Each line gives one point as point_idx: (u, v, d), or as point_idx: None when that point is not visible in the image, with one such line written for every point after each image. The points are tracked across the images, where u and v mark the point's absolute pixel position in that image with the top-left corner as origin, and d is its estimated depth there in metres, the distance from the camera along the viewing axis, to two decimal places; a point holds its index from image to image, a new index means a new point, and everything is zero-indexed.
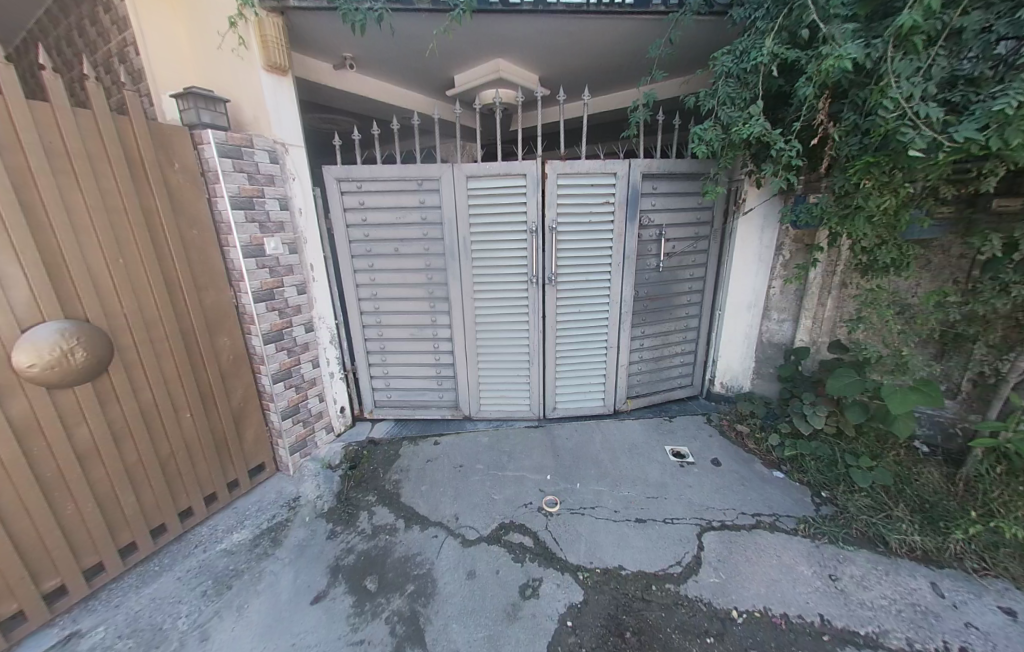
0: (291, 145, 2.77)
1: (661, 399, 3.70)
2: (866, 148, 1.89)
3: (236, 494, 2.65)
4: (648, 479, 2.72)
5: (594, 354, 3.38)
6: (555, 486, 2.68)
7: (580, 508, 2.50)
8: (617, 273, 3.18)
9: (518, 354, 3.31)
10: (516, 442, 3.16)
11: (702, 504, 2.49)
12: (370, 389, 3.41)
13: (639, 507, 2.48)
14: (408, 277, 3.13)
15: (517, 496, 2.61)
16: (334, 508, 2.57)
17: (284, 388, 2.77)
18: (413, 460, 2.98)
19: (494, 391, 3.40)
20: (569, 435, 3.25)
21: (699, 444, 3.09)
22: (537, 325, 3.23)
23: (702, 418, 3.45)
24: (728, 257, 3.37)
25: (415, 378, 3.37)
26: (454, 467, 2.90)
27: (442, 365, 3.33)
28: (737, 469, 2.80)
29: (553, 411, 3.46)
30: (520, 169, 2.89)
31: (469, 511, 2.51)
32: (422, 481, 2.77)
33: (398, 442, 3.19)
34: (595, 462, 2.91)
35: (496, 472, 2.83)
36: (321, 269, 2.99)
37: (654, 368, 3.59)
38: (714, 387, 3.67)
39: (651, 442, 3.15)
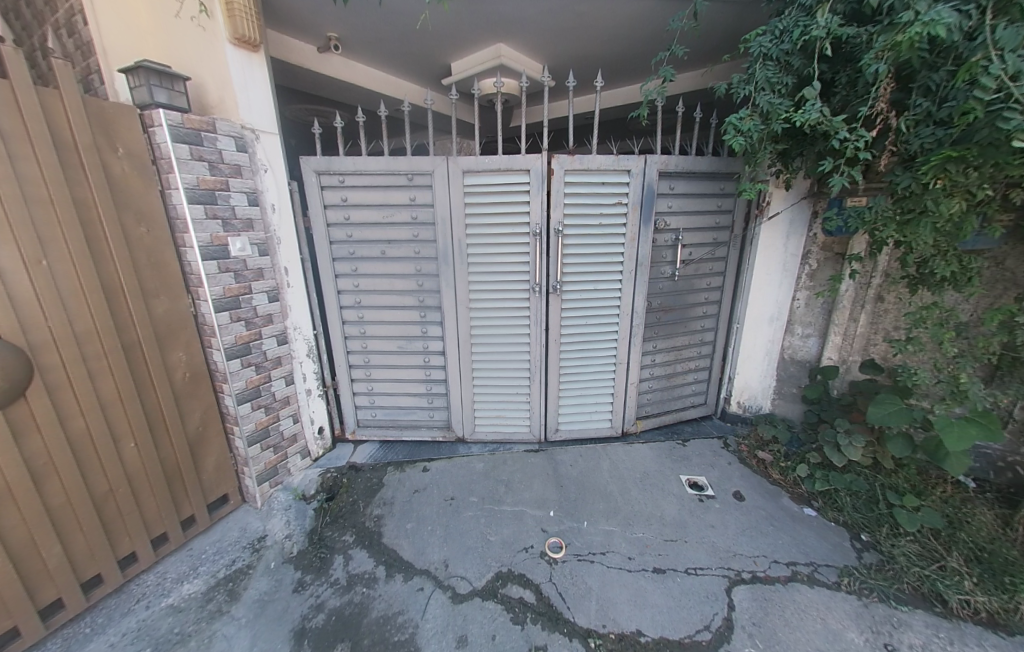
0: (262, 131, 2.43)
1: (673, 419, 3.38)
2: (943, 142, 1.61)
3: (193, 534, 2.29)
4: (664, 517, 2.40)
5: (602, 370, 3.06)
6: (559, 525, 2.36)
7: (589, 554, 2.17)
8: (627, 282, 2.87)
9: (517, 370, 2.99)
10: (515, 470, 2.83)
11: (728, 549, 2.18)
12: (353, 407, 3.06)
13: (657, 553, 2.16)
14: (395, 283, 2.79)
15: (517, 539, 2.28)
16: (305, 552, 2.22)
17: (252, 409, 2.43)
18: (399, 490, 2.64)
19: (490, 410, 3.07)
20: (574, 462, 2.92)
21: (718, 475, 2.78)
22: (540, 338, 2.90)
23: (718, 443, 3.14)
24: (749, 266, 3.07)
25: (403, 395, 3.04)
26: (445, 499, 2.57)
27: (433, 382, 3.00)
28: (763, 506, 2.49)
29: (556, 433, 3.14)
30: (524, 164, 2.57)
31: (461, 557, 2.17)
32: (407, 517, 2.43)
33: (382, 468, 2.85)
34: (603, 495, 2.59)
35: (493, 507, 2.50)
36: (298, 274, 2.65)
37: (666, 386, 3.28)
38: (731, 407, 3.37)
39: (665, 470, 2.84)
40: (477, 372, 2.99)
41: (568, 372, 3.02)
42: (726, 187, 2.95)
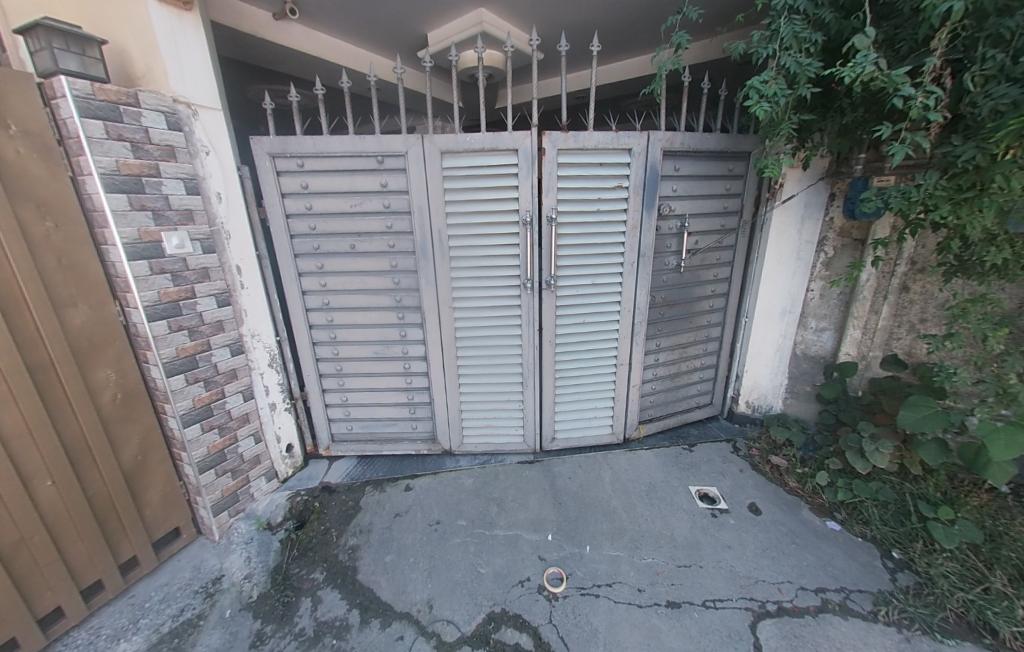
0: (200, 106, 2.05)
1: (678, 422, 3.13)
2: (1021, 103, 1.39)
3: (134, 578, 1.97)
4: (676, 538, 2.15)
5: (601, 373, 2.79)
6: (559, 552, 2.10)
7: (594, 588, 1.91)
8: (629, 275, 2.58)
9: (508, 376, 2.70)
10: (508, 486, 2.56)
11: (749, 575, 1.94)
12: (326, 420, 2.74)
13: (670, 583, 1.91)
14: (368, 281, 2.46)
15: (511, 571, 2.01)
16: (267, 596, 1.92)
17: (203, 432, 2.09)
18: (378, 515, 2.34)
19: (480, 420, 2.78)
20: (573, 475, 2.66)
21: (730, 485, 2.54)
22: (532, 339, 2.61)
23: (728, 448, 2.90)
24: (759, 255, 2.81)
25: (382, 406, 2.73)
26: (430, 525, 2.28)
27: (415, 391, 2.70)
28: (783, 521, 2.25)
29: (552, 442, 2.87)
30: (511, 143, 2.24)
31: (447, 596, 1.90)
32: (386, 548, 2.14)
33: (360, 488, 2.55)
34: (606, 513, 2.33)
35: (484, 533, 2.23)
36: (254, 273, 2.30)
37: (670, 388, 3.02)
38: (740, 408, 3.13)
39: (672, 481, 2.59)
40: (463, 378, 2.69)
41: (563, 375, 2.74)
42: (735, 168, 2.67)
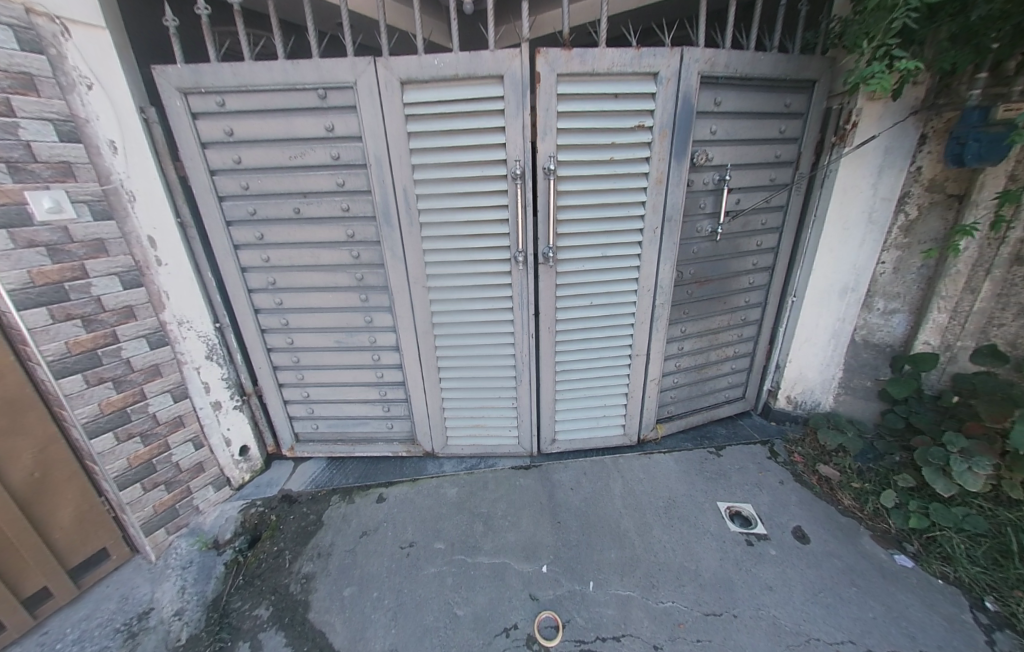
0: (68, 20, 1.46)
1: (703, 419, 2.65)
2: None
3: (46, 613, 1.64)
4: (701, 576, 1.73)
5: (611, 365, 2.30)
6: (555, 590, 1.70)
7: (598, 642, 1.51)
8: (650, 244, 2.03)
9: (498, 369, 2.24)
10: (498, 499, 2.16)
11: (798, 631, 1.51)
12: (287, 419, 2.34)
13: (695, 640, 1.50)
14: (321, 255, 1.98)
15: (495, 615, 1.62)
16: (197, 640, 1.57)
17: (120, 443, 1.71)
18: (341, 534, 1.97)
19: (467, 420, 2.36)
20: (576, 486, 2.24)
21: (769, 502, 2.09)
22: (525, 325, 2.12)
23: (763, 453, 2.43)
24: (816, 218, 2.22)
25: (351, 404, 2.32)
26: (401, 549, 1.90)
27: (387, 386, 2.27)
28: (838, 554, 1.80)
29: (552, 444, 2.44)
30: (493, 67, 1.67)
31: (414, 647, 1.53)
32: (347, 578, 1.77)
33: (326, 496, 2.18)
34: (616, 538, 1.92)
35: (465, 560, 1.84)
36: (175, 244, 1.84)
37: (695, 381, 2.53)
38: (778, 404, 2.62)
39: (696, 496, 2.15)
40: (444, 371, 2.25)
41: (565, 368, 2.27)
42: (793, 103, 2.04)
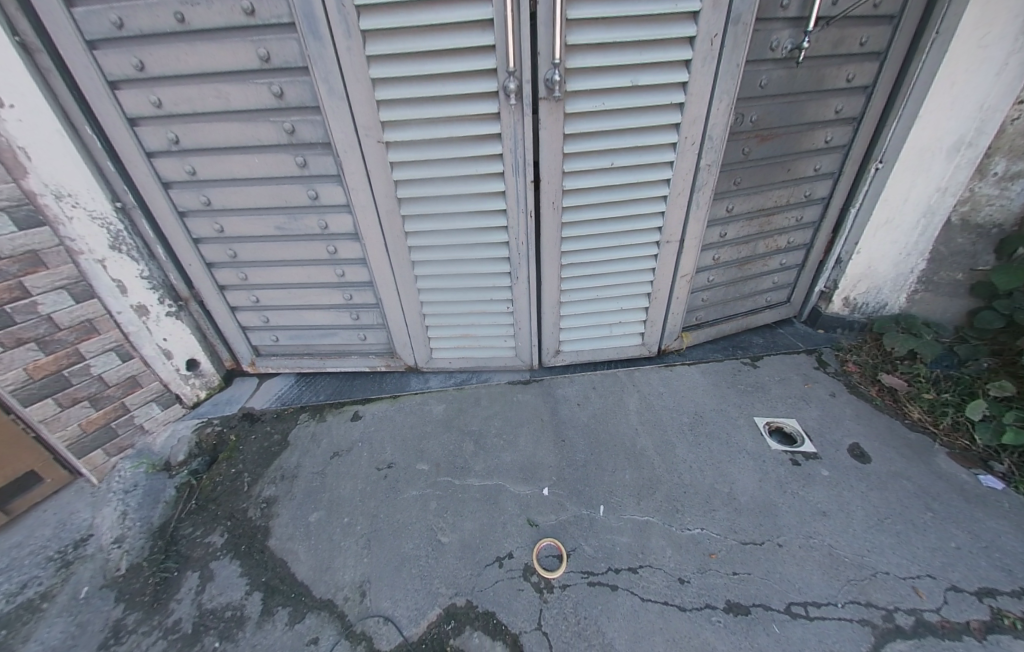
0: None
1: (737, 327, 2.22)
2: None
3: None
4: (737, 499, 1.43)
5: (634, 257, 1.78)
6: (558, 516, 1.42)
7: (610, 575, 1.24)
8: (699, 65, 1.33)
9: (489, 263, 1.74)
10: (492, 415, 1.85)
11: (861, 563, 1.22)
12: (240, 329, 1.94)
13: (730, 573, 1.22)
14: (229, 93, 1.36)
15: (486, 542, 1.36)
16: (139, 569, 1.35)
17: (7, 349, 1.33)
18: (308, 455, 1.67)
19: (454, 329, 1.96)
20: (584, 401, 1.90)
21: (818, 417, 1.73)
22: (522, 200, 1.55)
23: (809, 363, 2.03)
24: (940, 35, 1.49)
25: (311, 311, 1.88)
26: (377, 470, 1.61)
27: (353, 290, 1.80)
28: (906, 475, 1.47)
29: (556, 357, 2.06)
30: None
31: (389, 578, 1.28)
32: (313, 502, 1.50)
33: (294, 414, 1.87)
34: (632, 458, 1.61)
35: (452, 483, 1.55)
36: (16, 69, 1.24)
37: (736, 280, 2.03)
38: (830, 309, 2.17)
39: (728, 410, 1.80)
40: (420, 266, 1.74)
41: (576, 261, 1.75)
42: None
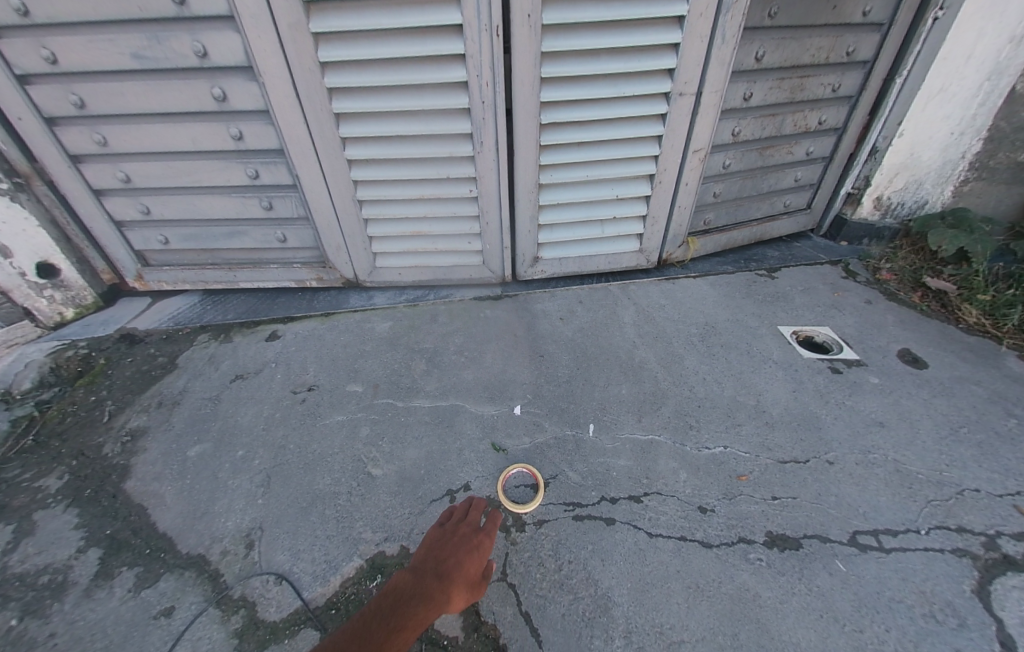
0: None
1: (750, 236, 1.86)
2: None
3: None
4: (768, 413, 1.09)
5: (639, 120, 1.33)
6: (533, 439, 1.05)
7: (603, 506, 0.89)
8: None
9: (444, 118, 1.23)
10: (452, 331, 1.45)
11: (940, 479, 0.90)
12: (115, 225, 1.44)
13: (768, 498, 0.88)
14: None
15: (434, 473, 0.98)
16: None
17: None
18: (202, 378, 1.25)
19: (401, 226, 1.46)
20: (568, 315, 1.51)
21: (855, 323, 1.40)
22: (484, 8, 1.05)
23: (835, 273, 1.70)
24: None
25: (203, 196, 1.38)
26: (294, 393, 1.20)
27: (259, 163, 1.31)
28: (974, 379, 1.16)
29: (535, 267, 1.61)
30: None
31: (291, 523, 0.90)
32: (199, 432, 1.09)
33: (192, 333, 1.43)
34: (630, 373, 1.24)
35: (393, 405, 1.16)
36: None
37: (754, 171, 1.66)
38: (858, 215, 1.85)
39: (746, 320, 1.45)
40: (348, 125, 1.24)
41: (563, 120, 1.27)
42: None
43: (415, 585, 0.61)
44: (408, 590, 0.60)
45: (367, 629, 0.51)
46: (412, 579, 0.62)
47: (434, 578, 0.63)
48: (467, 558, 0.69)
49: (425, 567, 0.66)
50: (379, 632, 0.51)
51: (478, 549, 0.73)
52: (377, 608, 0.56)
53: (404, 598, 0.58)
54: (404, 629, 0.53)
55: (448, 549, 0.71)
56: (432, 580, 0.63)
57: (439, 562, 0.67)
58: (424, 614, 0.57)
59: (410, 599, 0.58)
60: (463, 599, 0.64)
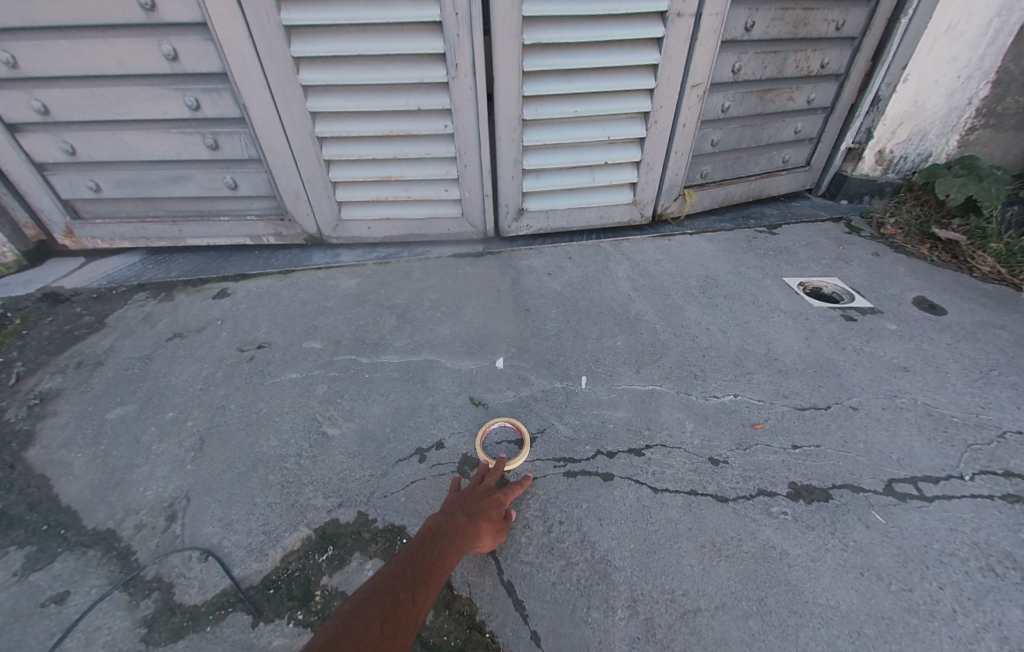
0: None
1: (748, 194, 1.75)
2: None
3: None
4: (780, 360, 0.97)
5: (631, 46, 1.19)
6: (517, 393, 0.92)
7: (599, 461, 0.76)
8: None
9: (414, 35, 1.08)
10: (428, 287, 1.30)
11: (978, 422, 0.79)
12: (36, 170, 1.25)
13: (787, 447, 0.76)
14: None
15: (400, 431, 0.84)
16: None
17: None
18: (133, 338, 1.08)
19: (371, 170, 1.30)
20: (556, 270, 1.38)
21: (864, 274, 1.30)
22: None
23: (838, 228, 1.60)
24: None
25: (138, 132, 1.20)
26: (241, 351, 1.04)
27: (201, 91, 1.14)
28: (997, 324, 1.06)
29: (519, 222, 1.47)
30: None
31: (226, 492, 0.74)
32: (123, 394, 0.92)
33: (128, 292, 1.25)
34: (626, 325, 1.11)
35: (356, 362, 1.01)
36: None
37: (753, 118, 1.54)
38: (859, 171, 1.75)
39: (748, 272, 1.33)
40: (301, 43, 1.06)
41: (551, 41, 1.13)
42: None
43: (452, 520, 0.54)
44: (446, 521, 0.54)
45: (414, 557, 0.46)
46: (447, 512, 0.56)
47: (469, 512, 0.57)
48: (500, 497, 0.61)
49: (458, 501, 0.59)
50: (427, 564, 0.45)
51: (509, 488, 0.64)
52: (418, 539, 0.50)
53: (438, 539, 0.50)
54: (446, 558, 0.48)
55: (480, 488, 0.63)
56: (465, 514, 0.56)
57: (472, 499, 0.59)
58: (462, 548, 0.52)
59: (450, 531, 0.52)
60: (492, 539, 0.57)
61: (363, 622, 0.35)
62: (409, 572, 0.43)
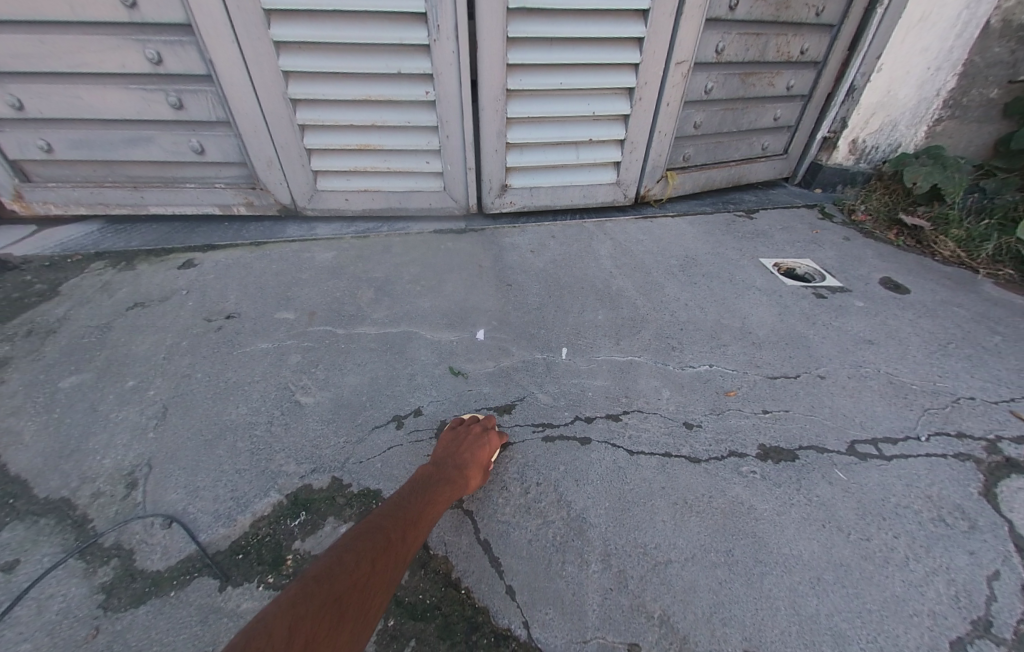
0: None
1: (728, 178, 1.77)
2: None
3: None
4: (753, 334, 0.99)
5: (617, 16, 1.18)
6: (497, 363, 0.91)
7: (577, 426, 0.76)
8: None
9: None
10: (408, 261, 1.27)
11: (935, 389, 0.84)
12: None
13: (758, 411, 0.79)
14: None
15: (378, 398, 0.83)
16: None
17: None
18: (90, 306, 1.02)
19: (348, 137, 1.26)
20: (539, 248, 1.37)
21: (835, 255, 1.35)
22: None
23: (812, 214, 1.65)
24: None
25: (94, 86, 1.12)
26: (208, 321, 1.00)
27: (163, 44, 1.07)
28: (955, 302, 1.12)
29: (503, 198, 1.45)
30: None
31: (191, 459, 0.72)
32: (79, 362, 0.87)
33: (85, 260, 1.17)
34: (607, 300, 1.12)
35: (331, 332, 0.98)
36: None
37: (734, 101, 1.56)
38: (833, 160, 1.80)
39: (726, 253, 1.36)
40: None
41: (535, 7, 1.11)
42: None
43: (443, 468, 0.57)
44: (437, 471, 0.57)
45: (407, 503, 0.49)
46: (438, 462, 0.59)
47: (458, 461, 0.59)
48: (487, 450, 0.64)
49: (449, 449, 0.62)
50: (417, 508, 0.49)
51: (496, 443, 0.66)
52: (409, 485, 0.54)
53: (430, 487, 0.54)
54: (436, 503, 0.52)
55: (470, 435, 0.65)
56: (455, 463, 0.59)
57: (461, 450, 0.62)
58: (451, 495, 0.55)
59: (439, 480, 0.55)
60: (477, 484, 0.61)
61: (354, 557, 0.38)
62: (401, 514, 0.47)
